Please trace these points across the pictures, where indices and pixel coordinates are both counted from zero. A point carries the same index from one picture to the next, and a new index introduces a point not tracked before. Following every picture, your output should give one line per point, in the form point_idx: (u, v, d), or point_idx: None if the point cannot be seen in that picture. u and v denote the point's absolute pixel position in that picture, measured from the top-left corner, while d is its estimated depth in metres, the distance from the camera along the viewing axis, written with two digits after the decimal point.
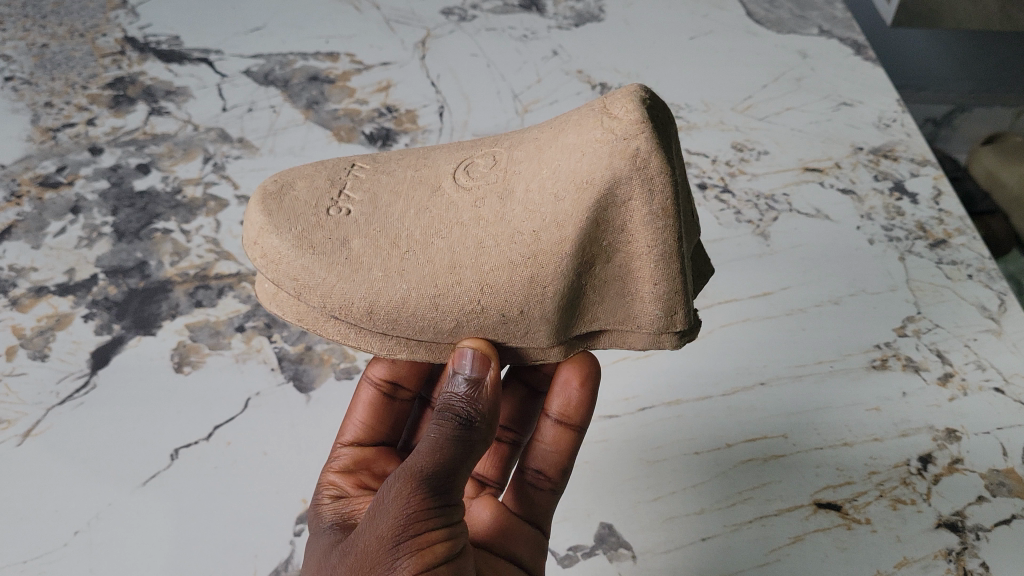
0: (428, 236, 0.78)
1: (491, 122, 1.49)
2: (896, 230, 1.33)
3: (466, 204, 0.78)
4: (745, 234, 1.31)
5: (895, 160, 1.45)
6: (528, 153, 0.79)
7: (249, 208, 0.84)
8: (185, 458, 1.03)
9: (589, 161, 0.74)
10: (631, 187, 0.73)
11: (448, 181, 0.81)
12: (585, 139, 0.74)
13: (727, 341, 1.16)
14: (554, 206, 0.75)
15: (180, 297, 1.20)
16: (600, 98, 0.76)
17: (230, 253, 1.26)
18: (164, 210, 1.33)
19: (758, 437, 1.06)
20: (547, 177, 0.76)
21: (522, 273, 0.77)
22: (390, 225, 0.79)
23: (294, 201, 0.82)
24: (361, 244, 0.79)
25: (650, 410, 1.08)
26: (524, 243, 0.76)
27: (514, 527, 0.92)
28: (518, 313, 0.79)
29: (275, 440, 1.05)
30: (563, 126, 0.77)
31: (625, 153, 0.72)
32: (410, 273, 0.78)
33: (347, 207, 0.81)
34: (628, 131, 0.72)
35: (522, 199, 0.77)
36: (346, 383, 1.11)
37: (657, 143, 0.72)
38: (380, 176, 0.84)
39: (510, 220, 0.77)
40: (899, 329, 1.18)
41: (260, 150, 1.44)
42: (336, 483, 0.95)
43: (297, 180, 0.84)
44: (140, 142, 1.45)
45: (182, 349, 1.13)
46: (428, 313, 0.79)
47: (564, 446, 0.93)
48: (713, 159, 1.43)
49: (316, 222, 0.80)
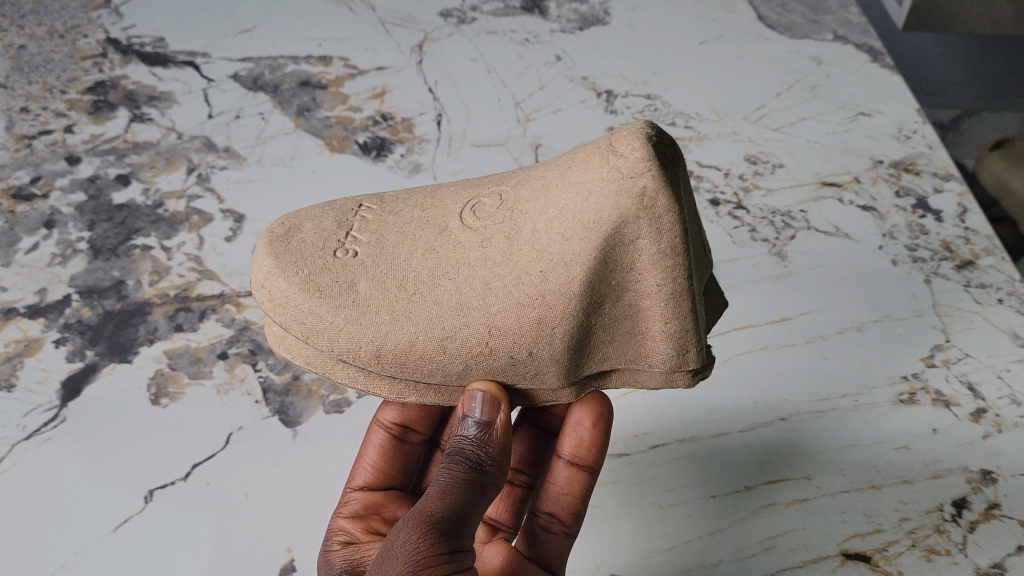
0: (435, 277, 0.72)
1: (492, 132, 1.41)
2: (921, 250, 1.25)
3: (473, 244, 0.71)
4: (761, 254, 1.23)
5: (917, 174, 1.38)
6: (536, 191, 0.71)
7: (256, 252, 0.78)
8: (159, 501, 0.94)
9: (595, 201, 0.67)
10: (638, 226, 0.67)
11: (455, 221, 0.74)
12: (591, 178, 0.67)
13: (744, 370, 1.09)
14: (562, 247, 0.68)
15: (159, 321, 1.12)
16: (606, 136, 0.70)
17: (214, 272, 1.19)
18: (143, 224, 1.25)
19: (778, 480, 0.98)
20: (554, 217, 0.69)
21: (529, 315, 0.70)
22: (397, 267, 0.73)
23: (302, 242, 0.76)
24: (368, 286, 0.73)
25: (661, 448, 1.00)
26: (531, 283, 0.69)
27: (524, 569, 0.84)
28: (527, 354, 0.72)
29: (258, 481, 0.96)
30: (570, 163, 0.70)
31: (632, 192, 0.66)
32: (418, 316, 0.72)
33: (354, 249, 0.74)
34: (635, 169, 0.66)
35: (529, 239, 0.69)
36: (337, 417, 1.03)
37: (664, 181, 0.66)
38: (387, 216, 0.77)
39: (516, 261, 0.69)
40: (926, 358, 1.10)
41: (248, 160, 1.36)
42: (347, 528, 0.87)
43: (305, 222, 0.78)
44: (120, 151, 1.37)
45: (159, 379, 1.06)
46: (437, 356, 0.73)
47: (578, 491, 0.86)
48: (726, 172, 1.36)
49: (323, 265, 0.74)
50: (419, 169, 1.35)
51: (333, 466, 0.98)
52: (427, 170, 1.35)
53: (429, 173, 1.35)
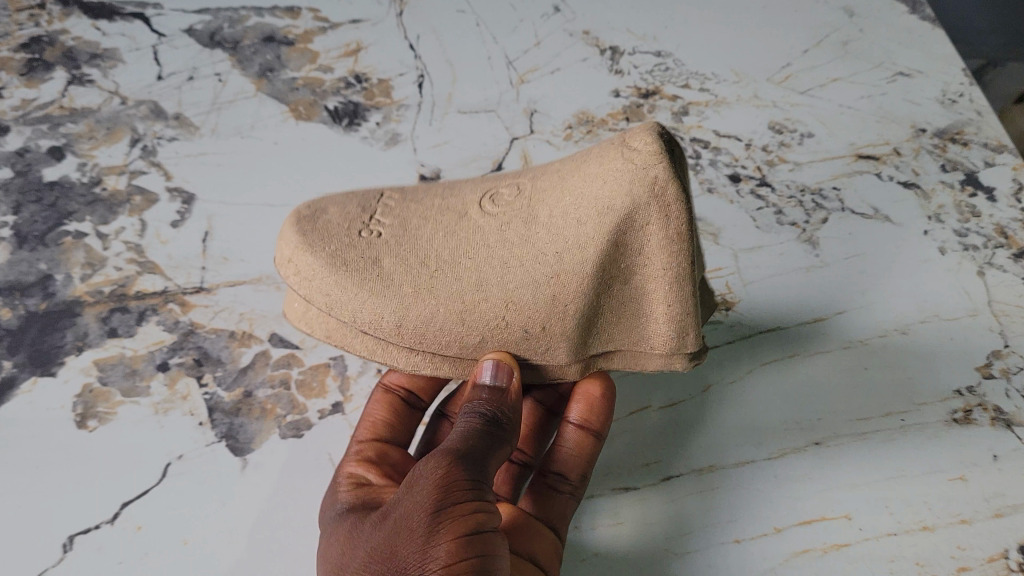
0: (455, 256, 0.71)
1: (480, 96, 1.24)
2: (972, 236, 1.08)
3: (492, 228, 0.71)
4: (789, 240, 1.07)
5: (965, 145, 1.19)
6: (553, 180, 0.71)
7: (282, 232, 0.78)
8: (80, 549, 0.80)
9: (610, 186, 0.65)
10: (649, 212, 0.65)
11: (473, 207, 0.74)
12: (606, 165, 0.65)
13: (771, 383, 0.93)
14: (577, 229, 0.67)
15: (90, 324, 0.97)
16: (619, 134, 0.67)
17: (156, 264, 1.03)
18: (77, 206, 1.09)
19: (813, 520, 0.83)
20: (570, 201, 0.67)
21: (545, 292, 0.69)
22: (419, 247, 0.72)
23: (327, 223, 0.76)
24: (391, 263, 0.72)
25: (676, 482, 0.86)
26: (547, 263, 0.68)
27: (533, 526, 0.75)
28: (541, 330, 0.71)
29: (199, 524, 0.82)
30: (588, 155, 0.69)
31: (644, 180, 0.63)
32: (440, 291, 0.71)
33: (378, 229, 0.74)
34: (647, 161, 0.63)
35: (547, 223, 0.69)
36: (295, 442, 0.88)
37: (674, 172, 0.64)
38: (410, 203, 0.77)
39: (535, 242, 0.69)
40: (983, 368, 0.95)
41: (201, 130, 1.19)
42: (355, 473, 0.79)
43: (330, 206, 0.78)
44: (54, 118, 1.19)
45: (88, 396, 0.90)
46: (456, 329, 0.71)
47: (584, 457, 0.80)
48: (748, 144, 1.18)
49: (348, 241, 0.74)
50: (397, 140, 1.18)
51: (287, 504, 0.83)
52: (405, 142, 1.18)
53: (408, 145, 1.17)
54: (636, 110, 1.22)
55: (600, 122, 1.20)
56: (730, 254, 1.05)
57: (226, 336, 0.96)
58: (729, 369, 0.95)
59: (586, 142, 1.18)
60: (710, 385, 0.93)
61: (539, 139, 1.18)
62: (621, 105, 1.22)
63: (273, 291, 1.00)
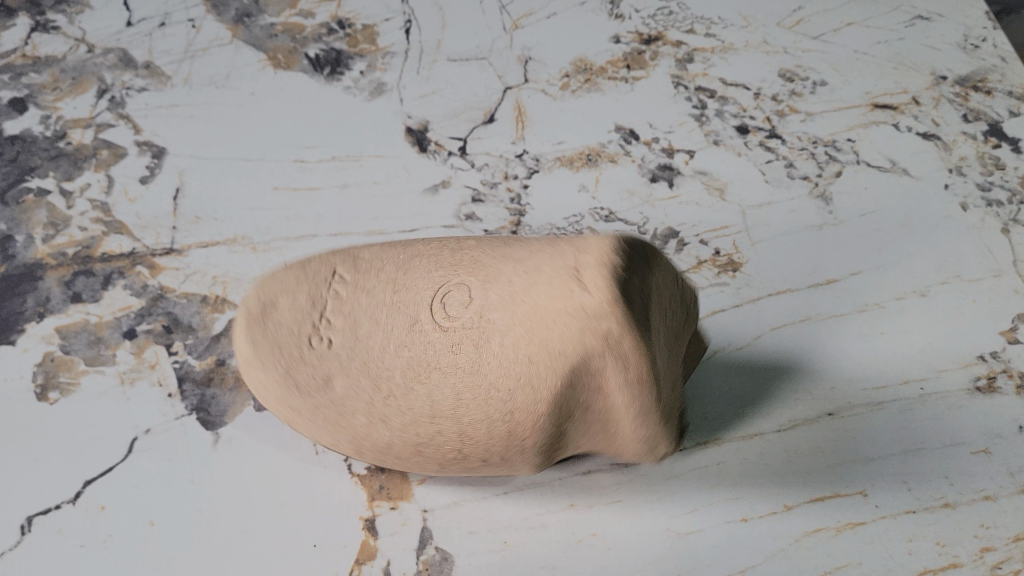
0: (409, 379, 0.71)
1: (471, 43, 1.15)
2: (996, 190, 1.00)
3: (444, 347, 0.70)
4: (801, 196, 0.99)
5: (988, 94, 1.09)
6: (503, 296, 0.68)
7: (236, 329, 0.77)
8: (39, 532, 0.75)
9: (560, 332, 0.65)
10: (604, 361, 0.65)
11: (426, 314, 0.71)
12: (556, 304, 0.65)
13: (782, 351, 0.87)
14: (527, 368, 0.67)
15: (52, 288, 0.90)
16: (574, 257, 0.65)
17: (124, 224, 0.96)
18: (40, 161, 1.02)
19: (826, 497, 0.77)
20: (519, 333, 0.67)
21: (501, 428, 0.69)
22: (372, 363, 0.71)
23: (278, 326, 0.74)
24: (344, 383, 0.72)
25: (681, 455, 0.80)
26: (500, 402, 0.68)
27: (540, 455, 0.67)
28: (501, 458, 0.72)
29: (166, 504, 0.76)
30: (541, 265, 0.67)
31: (595, 333, 0.64)
32: (394, 420, 0.72)
33: (329, 336, 0.72)
34: (601, 312, 0.63)
35: (497, 351, 0.68)
36: (271, 415, 0.82)
37: (632, 323, 0.63)
38: (360, 292, 0.73)
39: (486, 373, 0.69)
40: (1008, 332, 0.88)
41: (173, 80, 1.11)
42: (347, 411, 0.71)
43: (279, 296, 0.75)
44: (16, 68, 1.11)
45: (48, 366, 0.84)
46: (415, 456, 0.74)
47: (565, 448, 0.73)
48: (758, 94, 1.09)
49: (299, 356, 0.73)
50: (382, 90, 1.10)
51: (260, 482, 0.77)
52: (391, 92, 1.10)
53: (394, 96, 1.10)
54: (637, 56, 1.13)
55: (599, 70, 1.12)
56: (738, 211, 0.98)
57: (197, 302, 0.89)
58: (737, 333, 0.89)
59: (584, 91, 1.10)
60: (716, 350, 0.88)
61: (534, 89, 1.10)
62: (621, 52, 1.14)
63: (250, 253, 0.94)
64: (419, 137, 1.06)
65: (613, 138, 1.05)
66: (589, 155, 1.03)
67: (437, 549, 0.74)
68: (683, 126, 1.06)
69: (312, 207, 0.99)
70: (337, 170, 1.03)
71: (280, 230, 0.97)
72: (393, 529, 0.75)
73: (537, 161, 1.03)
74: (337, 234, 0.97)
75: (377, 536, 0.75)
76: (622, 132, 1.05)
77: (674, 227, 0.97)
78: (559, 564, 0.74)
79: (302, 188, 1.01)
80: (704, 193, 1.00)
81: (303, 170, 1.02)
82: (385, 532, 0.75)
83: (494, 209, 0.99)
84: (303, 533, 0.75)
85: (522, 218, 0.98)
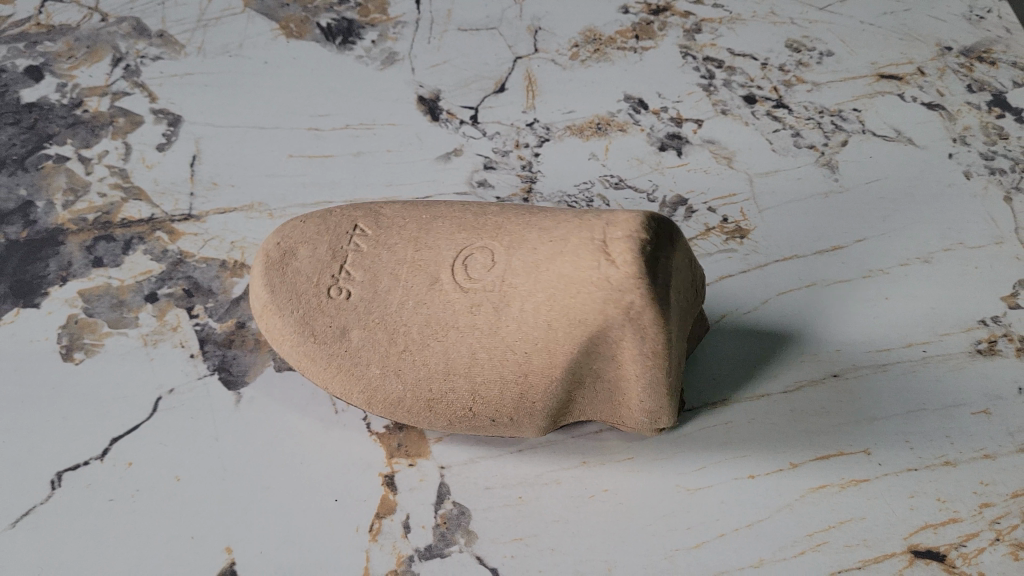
0: (425, 335, 0.72)
1: (481, 13, 1.16)
2: (999, 159, 1.01)
3: (463, 307, 0.72)
4: (807, 164, 1.01)
5: (993, 64, 1.10)
6: (526, 262, 0.71)
7: (254, 275, 0.80)
8: (69, 487, 0.77)
9: (581, 300, 0.68)
10: (622, 332, 0.68)
11: (446, 274, 0.73)
12: (582, 275, 0.68)
13: (788, 315, 0.89)
14: (546, 332, 0.69)
15: (74, 253, 0.92)
16: (602, 229, 0.69)
17: (142, 190, 0.98)
18: (58, 128, 1.03)
19: (830, 455, 0.80)
20: (542, 299, 0.69)
21: (513, 390, 0.72)
22: (388, 317, 0.73)
23: (296, 275, 0.77)
24: (359, 335, 0.74)
25: (690, 416, 0.83)
26: (515, 362, 0.71)
27: None
28: (508, 419, 0.74)
29: (190, 460, 0.79)
30: (566, 237, 0.70)
31: (618, 304, 0.67)
32: (407, 374, 0.73)
33: (348, 288, 0.75)
34: (625, 284, 0.66)
35: (515, 315, 0.70)
36: (290, 375, 0.84)
37: (654, 297, 0.66)
38: (381, 249, 0.76)
39: (502, 334, 0.71)
40: (1009, 298, 0.90)
41: (186, 49, 1.12)
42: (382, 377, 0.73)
43: (300, 245, 0.79)
44: (31, 36, 1.12)
45: (73, 327, 0.86)
46: (423, 412, 0.75)
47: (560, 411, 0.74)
48: (764, 63, 1.11)
49: (317, 305, 0.75)
50: (393, 60, 1.11)
51: (281, 439, 0.80)
52: (402, 62, 1.11)
53: (405, 66, 1.11)
54: (646, 27, 1.14)
55: (608, 40, 1.13)
56: (745, 179, 1.00)
57: (217, 266, 0.91)
58: (745, 299, 0.91)
59: (594, 62, 1.11)
60: (725, 314, 0.90)
61: (544, 59, 1.11)
62: (630, 22, 1.15)
63: (266, 218, 0.96)
64: (431, 106, 1.07)
65: (622, 108, 1.06)
66: (599, 125, 1.05)
67: (454, 504, 0.77)
68: (691, 96, 1.07)
69: (326, 174, 1.01)
70: (351, 138, 1.04)
71: (296, 196, 0.98)
72: (412, 485, 0.78)
73: (547, 130, 1.05)
74: (351, 200, 0.98)
75: (397, 492, 0.77)
76: (631, 101, 1.07)
77: (683, 194, 0.99)
78: (572, 518, 0.76)
79: (316, 155, 1.02)
80: (711, 161, 1.01)
81: (317, 137, 1.04)
82: (404, 487, 0.78)
83: (506, 176, 1.00)
84: (325, 488, 0.77)
85: (534, 185, 1.00)
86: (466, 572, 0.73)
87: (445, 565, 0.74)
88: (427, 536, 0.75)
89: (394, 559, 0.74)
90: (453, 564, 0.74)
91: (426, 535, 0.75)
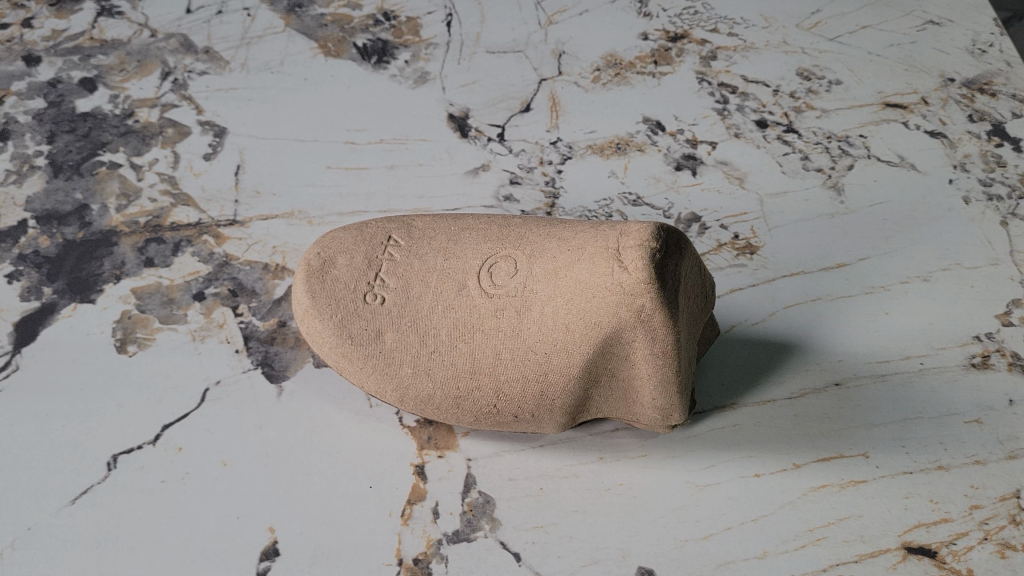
0: (453, 338, 0.78)
1: (509, 36, 1.23)
2: (997, 186, 1.07)
3: (488, 311, 0.78)
4: (815, 186, 1.07)
5: (993, 95, 1.16)
6: (547, 269, 0.77)
7: (295, 281, 0.85)
8: (124, 468, 0.84)
9: (597, 304, 0.74)
10: (634, 333, 0.74)
11: (472, 281, 0.79)
12: (596, 281, 0.73)
13: (792, 326, 0.95)
14: (565, 334, 0.76)
15: (127, 253, 0.99)
16: (616, 235, 0.75)
17: (190, 197, 1.05)
18: (111, 137, 1.10)
19: (831, 457, 0.85)
20: (561, 304, 0.75)
21: (534, 388, 0.78)
22: (419, 320, 0.79)
23: (335, 281, 0.82)
24: (393, 337, 0.80)
25: (700, 418, 0.88)
26: (536, 362, 0.77)
27: None
28: (530, 416, 0.80)
29: (237, 447, 0.85)
30: (584, 245, 0.76)
31: (629, 308, 0.73)
32: (438, 373, 0.79)
33: (382, 294, 0.81)
34: (635, 289, 0.72)
35: (537, 318, 0.76)
36: (327, 371, 0.90)
37: (662, 302, 0.72)
38: (413, 258, 0.82)
39: (525, 335, 0.77)
40: (1002, 316, 0.95)
41: (231, 64, 1.19)
42: (415, 383, 0.80)
43: (339, 255, 0.84)
44: (85, 50, 1.19)
45: (127, 323, 0.93)
46: (451, 408, 0.81)
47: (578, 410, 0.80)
48: (776, 90, 1.17)
49: (354, 310, 0.81)
50: (426, 79, 1.18)
51: (321, 430, 0.86)
52: (434, 81, 1.18)
53: (437, 85, 1.17)
54: (664, 53, 1.21)
55: (628, 65, 1.20)
56: (755, 199, 1.06)
57: (260, 269, 0.98)
58: (754, 310, 0.97)
59: (614, 85, 1.18)
60: (734, 325, 0.96)
61: (568, 81, 1.18)
62: (649, 48, 1.21)
63: (306, 226, 1.02)
64: (461, 124, 1.13)
65: (641, 129, 1.13)
66: (618, 145, 1.11)
67: (479, 493, 0.83)
68: (706, 119, 1.14)
69: (361, 185, 1.07)
70: (385, 152, 1.10)
71: (333, 206, 1.05)
72: (441, 475, 0.84)
73: (569, 148, 1.11)
74: (385, 210, 1.05)
75: (426, 480, 0.83)
76: (649, 123, 1.13)
77: (697, 211, 1.05)
78: (589, 510, 0.82)
79: (352, 167, 1.09)
80: (724, 181, 1.08)
81: (353, 150, 1.10)
82: (433, 477, 0.84)
83: (530, 192, 1.07)
84: (360, 475, 0.83)
85: (556, 201, 1.06)
86: (491, 555, 0.79)
87: (471, 549, 0.79)
88: (454, 521, 0.81)
89: (424, 542, 0.80)
90: (478, 548, 0.80)
91: (453, 521, 0.81)
